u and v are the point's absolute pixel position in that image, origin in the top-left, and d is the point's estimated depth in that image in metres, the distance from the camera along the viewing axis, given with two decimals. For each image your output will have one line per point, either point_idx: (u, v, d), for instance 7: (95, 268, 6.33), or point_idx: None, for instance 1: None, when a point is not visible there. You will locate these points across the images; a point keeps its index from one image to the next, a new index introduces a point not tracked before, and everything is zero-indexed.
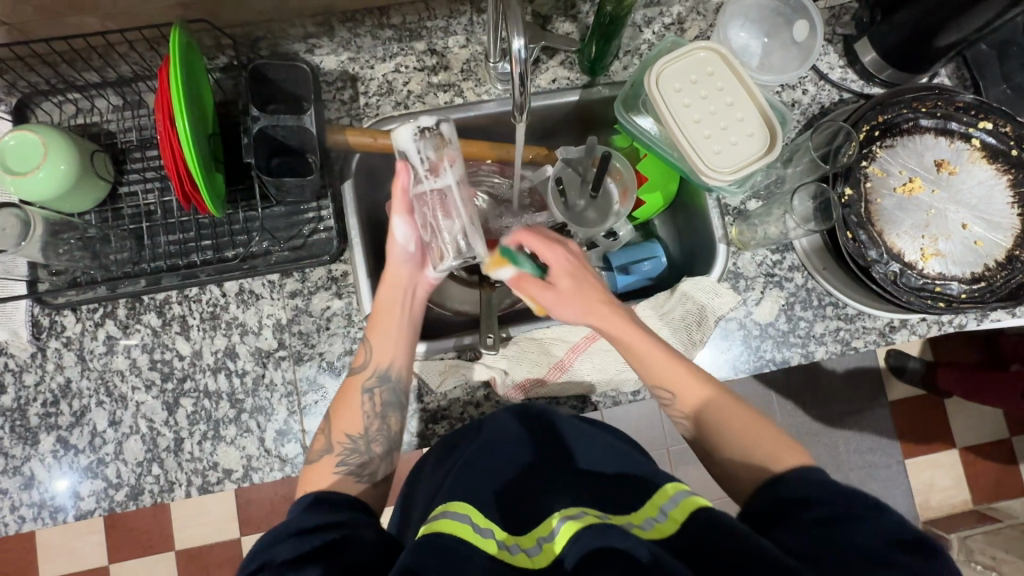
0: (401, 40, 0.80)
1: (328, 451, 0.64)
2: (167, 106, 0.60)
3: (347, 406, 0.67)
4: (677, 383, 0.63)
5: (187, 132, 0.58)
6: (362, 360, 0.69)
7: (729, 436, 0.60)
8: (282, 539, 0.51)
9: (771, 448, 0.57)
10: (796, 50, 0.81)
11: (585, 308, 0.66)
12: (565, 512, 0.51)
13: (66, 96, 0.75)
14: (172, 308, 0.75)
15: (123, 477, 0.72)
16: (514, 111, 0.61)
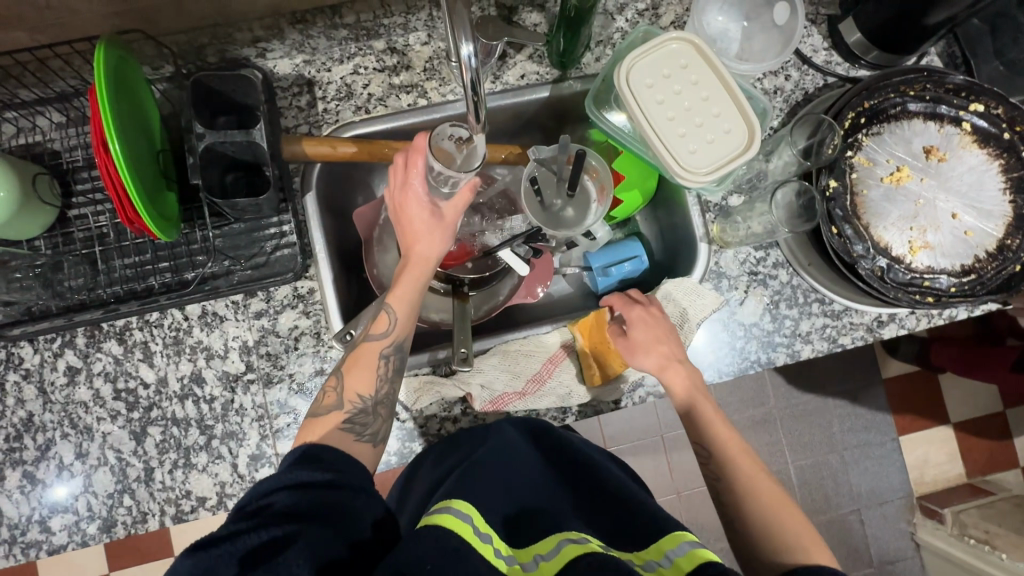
0: (359, 39, 0.75)
1: (336, 410, 0.60)
2: (101, 132, 0.57)
3: (361, 365, 0.62)
4: (703, 431, 0.66)
5: (122, 155, 0.56)
6: (384, 328, 0.63)
7: (751, 498, 0.61)
8: (279, 489, 0.47)
9: (798, 528, 0.58)
10: (777, 34, 0.77)
11: (662, 356, 0.69)
12: (568, 536, 0.52)
13: (3, 115, 0.71)
14: (134, 334, 0.72)
15: (94, 510, 0.71)
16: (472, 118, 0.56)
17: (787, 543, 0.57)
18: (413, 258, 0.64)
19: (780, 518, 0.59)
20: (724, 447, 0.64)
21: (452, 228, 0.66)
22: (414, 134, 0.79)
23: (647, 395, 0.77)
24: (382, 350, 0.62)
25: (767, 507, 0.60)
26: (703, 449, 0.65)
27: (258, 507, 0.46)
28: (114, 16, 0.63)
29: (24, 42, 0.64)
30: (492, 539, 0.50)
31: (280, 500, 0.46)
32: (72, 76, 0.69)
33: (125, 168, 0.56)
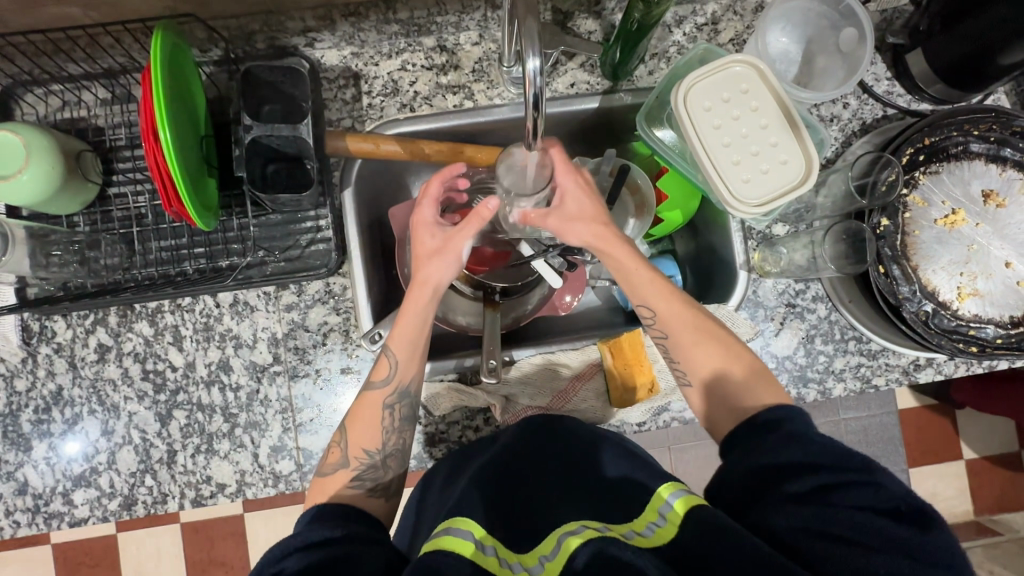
0: (409, 35, 0.74)
1: (342, 467, 0.59)
2: (151, 113, 0.57)
3: (365, 418, 0.61)
4: (677, 334, 0.61)
5: (169, 143, 0.55)
6: (384, 374, 0.61)
7: (693, 341, 0.60)
8: (288, 554, 0.47)
9: (751, 379, 0.57)
10: (841, 60, 0.74)
11: (594, 228, 0.64)
12: (567, 528, 0.51)
13: (50, 87, 0.70)
14: (165, 317, 0.73)
15: (116, 487, 0.72)
16: (528, 134, 0.55)
17: (739, 386, 0.57)
18: (414, 289, 0.62)
19: (729, 363, 0.59)
20: (669, 314, 0.62)
21: (457, 254, 0.63)
22: (457, 136, 0.78)
23: (672, 421, 0.75)
24: (384, 399, 0.61)
25: (712, 362, 0.59)
26: (647, 309, 0.63)
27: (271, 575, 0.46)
28: None
29: (78, 18, 0.63)
30: (496, 551, 0.50)
31: (290, 564, 0.46)
32: (121, 54, 0.69)
33: (173, 157, 0.55)
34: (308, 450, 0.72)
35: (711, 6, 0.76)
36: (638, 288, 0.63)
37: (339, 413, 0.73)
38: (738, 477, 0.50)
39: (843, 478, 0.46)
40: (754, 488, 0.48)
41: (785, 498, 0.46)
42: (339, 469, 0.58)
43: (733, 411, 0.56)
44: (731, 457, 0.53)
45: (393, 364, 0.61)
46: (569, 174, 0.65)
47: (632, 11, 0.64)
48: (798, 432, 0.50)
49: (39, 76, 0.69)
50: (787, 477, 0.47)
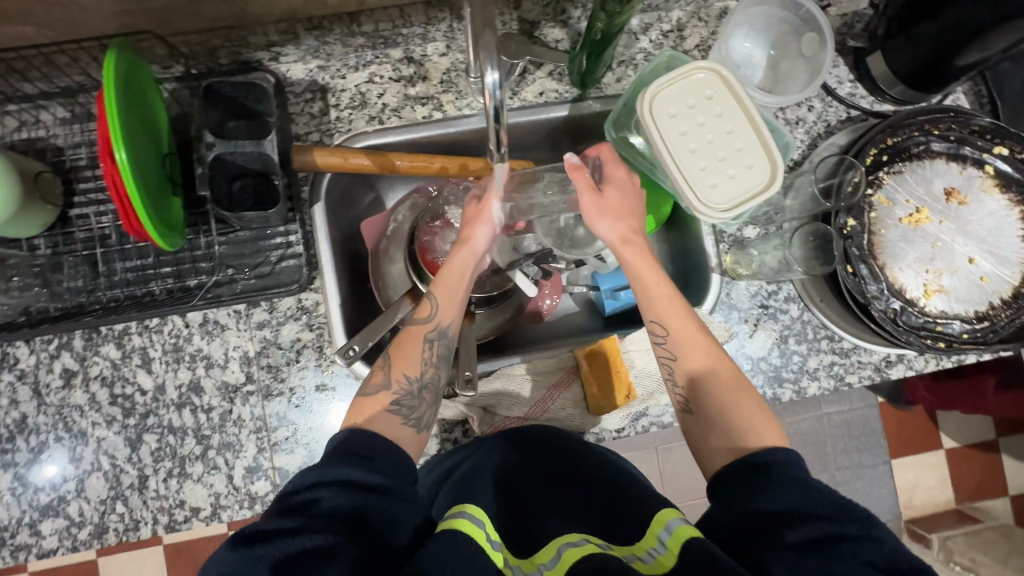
0: (375, 47, 0.73)
1: (385, 389, 0.58)
2: (107, 134, 0.55)
3: (405, 349, 0.62)
4: (688, 357, 0.61)
5: (124, 163, 0.53)
6: (428, 312, 0.64)
7: (699, 366, 0.61)
8: (326, 485, 0.48)
9: (754, 416, 0.57)
10: (804, 64, 0.75)
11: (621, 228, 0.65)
12: (568, 539, 0.52)
13: (5, 108, 0.69)
14: (132, 339, 0.71)
15: (85, 515, 0.70)
16: (490, 144, 0.54)
17: (742, 424, 0.57)
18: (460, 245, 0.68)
19: (730, 394, 0.59)
20: (678, 333, 0.62)
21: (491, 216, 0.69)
22: (427, 147, 0.78)
23: (650, 426, 0.75)
24: (426, 334, 0.63)
25: (715, 390, 0.59)
26: (659, 325, 0.63)
27: (307, 499, 0.47)
28: (126, 15, 0.61)
29: (32, 37, 0.62)
30: (501, 549, 0.51)
31: (326, 497, 0.47)
32: (79, 72, 0.67)
33: (130, 180, 0.54)
34: (285, 470, 0.71)
35: (676, 13, 0.77)
36: (653, 299, 0.63)
37: (315, 431, 0.71)
38: (739, 515, 0.49)
39: (848, 531, 0.46)
40: (752, 527, 0.48)
41: (787, 546, 0.45)
42: (379, 389, 0.58)
43: (728, 445, 0.56)
44: (726, 496, 0.52)
45: (435, 306, 0.64)
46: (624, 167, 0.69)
47: (595, 19, 0.64)
48: (795, 479, 0.50)
49: None
50: (789, 523, 0.47)
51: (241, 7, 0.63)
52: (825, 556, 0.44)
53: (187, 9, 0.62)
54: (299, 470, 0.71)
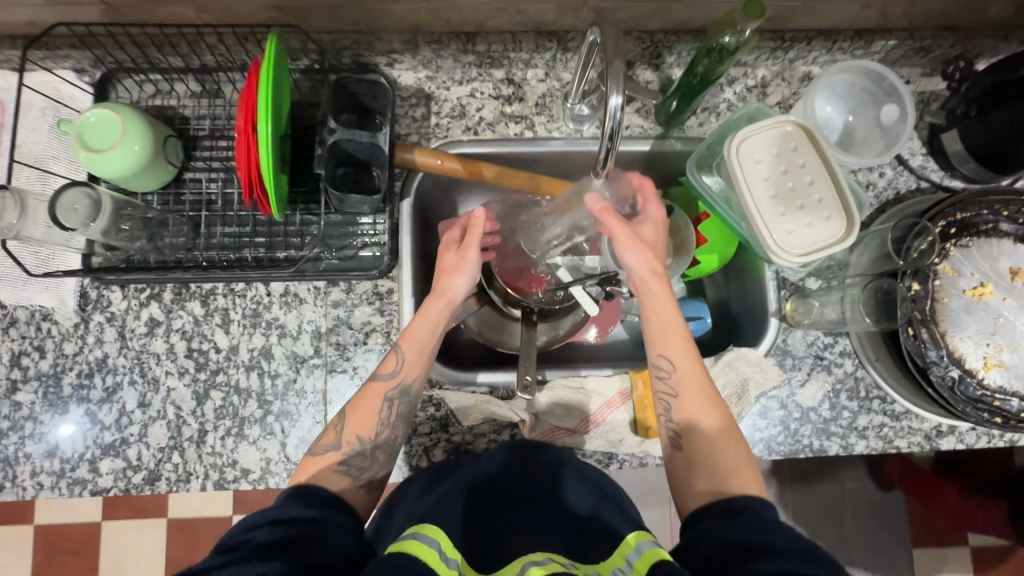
0: (481, 66, 0.80)
1: (334, 449, 0.62)
2: (251, 105, 0.61)
3: (365, 406, 0.64)
4: (685, 397, 0.63)
5: (264, 136, 0.59)
6: (391, 368, 0.66)
7: (699, 405, 0.63)
8: (259, 524, 0.50)
9: (740, 462, 0.59)
10: (881, 133, 0.79)
11: (649, 260, 0.67)
12: (533, 557, 0.54)
13: (147, 76, 0.76)
14: (217, 300, 0.76)
15: (143, 459, 0.72)
16: (596, 162, 0.59)
17: (727, 470, 0.58)
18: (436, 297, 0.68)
19: (721, 441, 0.61)
20: (682, 371, 0.64)
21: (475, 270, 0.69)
22: (513, 162, 0.83)
23: None
24: (386, 392, 0.65)
25: (714, 432, 0.61)
26: (668, 361, 0.64)
27: (239, 541, 0.48)
28: (276, 9, 0.69)
29: (190, 18, 0.70)
30: (457, 566, 0.52)
31: (261, 533, 0.48)
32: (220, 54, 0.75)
33: (268, 147, 0.60)
34: None
35: (762, 71, 0.82)
36: (671, 340, 0.65)
37: None
38: (712, 548, 0.50)
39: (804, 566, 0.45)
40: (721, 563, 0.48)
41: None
42: (330, 452, 0.61)
43: (710, 489, 0.57)
44: (701, 528, 0.53)
45: (399, 363, 0.66)
46: (658, 208, 0.71)
47: (697, 64, 0.70)
48: (763, 520, 0.51)
49: (141, 65, 0.76)
50: (758, 556, 0.46)
51: (376, 15, 0.71)
52: None
53: (330, 12, 0.70)
54: None
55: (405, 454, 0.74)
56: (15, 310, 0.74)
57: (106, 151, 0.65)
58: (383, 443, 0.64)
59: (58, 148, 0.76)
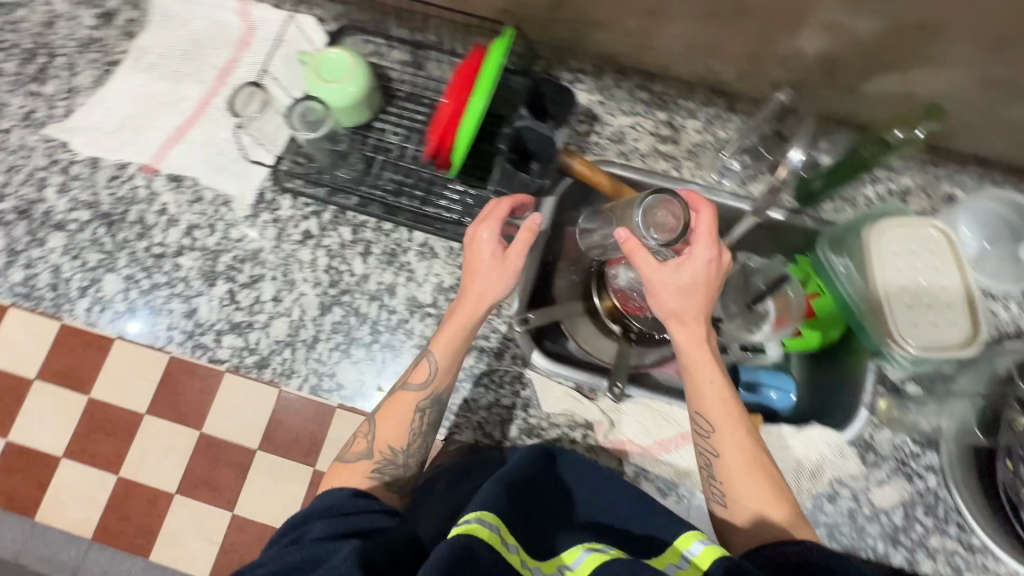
0: (650, 105, 0.88)
1: (366, 457, 0.67)
2: (467, 86, 0.72)
3: (393, 415, 0.69)
4: (721, 454, 0.64)
5: (478, 116, 0.68)
6: (422, 378, 0.69)
7: (739, 461, 0.64)
8: (313, 521, 0.58)
9: (789, 517, 0.61)
10: (1013, 266, 0.82)
11: (700, 312, 0.64)
12: (591, 546, 0.56)
13: (374, 38, 0.90)
14: (365, 232, 0.84)
15: (259, 346, 0.80)
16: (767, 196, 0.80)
17: (774, 526, 0.61)
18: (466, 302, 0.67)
19: (768, 498, 0.62)
20: (727, 433, 0.64)
21: (515, 269, 0.67)
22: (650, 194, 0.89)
23: None
24: (417, 403, 0.69)
25: (758, 488, 0.63)
26: (705, 423, 0.65)
27: (298, 534, 0.57)
28: (503, 11, 0.81)
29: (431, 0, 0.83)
30: (518, 550, 0.52)
31: (315, 529, 0.56)
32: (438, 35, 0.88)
33: (472, 123, 0.70)
34: None
35: (906, 180, 0.86)
36: (716, 399, 0.65)
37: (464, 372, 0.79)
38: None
39: None
40: None
41: None
42: (363, 462, 0.66)
43: (755, 536, 0.62)
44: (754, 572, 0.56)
45: (431, 377, 0.69)
46: (709, 250, 0.64)
47: (857, 149, 0.79)
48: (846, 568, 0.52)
49: (372, 28, 0.90)
50: None
51: (580, 38, 0.82)
52: None
53: (545, 25, 0.81)
54: None
55: (481, 419, 0.78)
56: (203, 189, 0.86)
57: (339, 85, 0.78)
58: (417, 452, 0.69)
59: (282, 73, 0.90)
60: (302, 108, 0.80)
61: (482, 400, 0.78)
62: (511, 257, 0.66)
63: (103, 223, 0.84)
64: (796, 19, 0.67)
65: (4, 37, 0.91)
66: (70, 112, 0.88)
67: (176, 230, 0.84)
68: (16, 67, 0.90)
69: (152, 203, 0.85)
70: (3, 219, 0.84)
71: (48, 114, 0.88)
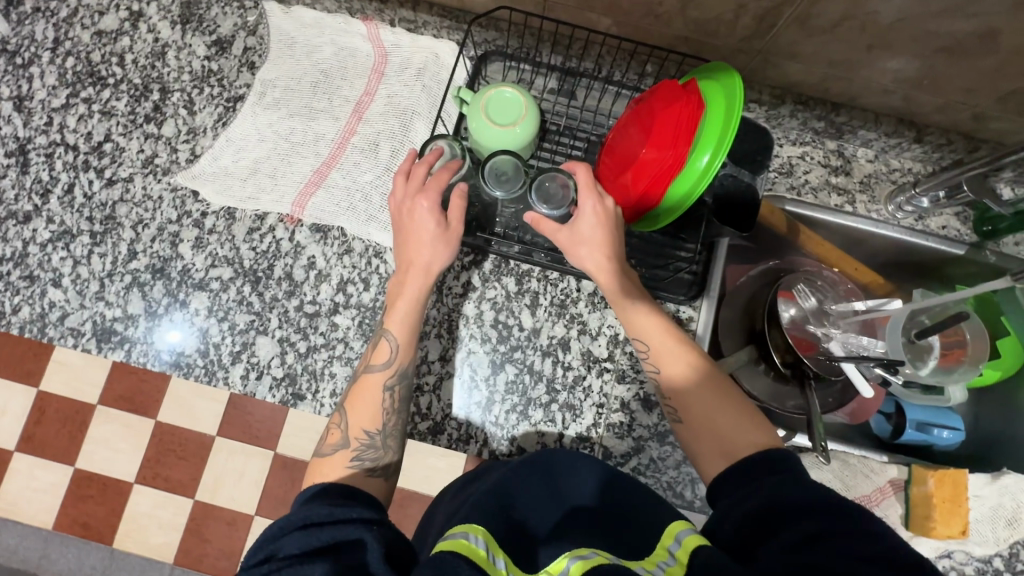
0: (821, 134, 0.82)
1: (342, 448, 0.61)
2: (688, 131, 0.63)
3: (362, 399, 0.64)
4: (666, 367, 0.64)
5: (714, 171, 0.63)
6: (382, 358, 0.65)
7: (676, 364, 0.63)
8: (288, 533, 0.46)
9: (722, 411, 0.59)
10: None
11: (592, 212, 0.66)
12: (578, 553, 0.46)
13: (517, 65, 0.80)
14: (531, 282, 0.79)
15: (431, 410, 0.75)
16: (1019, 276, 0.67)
17: (710, 423, 0.59)
18: (406, 270, 0.68)
19: (688, 386, 0.62)
20: (661, 349, 0.64)
21: (454, 238, 0.69)
22: (818, 229, 0.85)
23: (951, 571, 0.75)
24: (383, 381, 0.64)
25: (689, 382, 0.62)
26: (642, 343, 0.65)
27: (266, 556, 0.44)
28: (682, 39, 0.74)
29: (599, 27, 0.75)
30: (507, 567, 0.44)
31: (288, 546, 0.44)
32: (597, 64, 0.80)
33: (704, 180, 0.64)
34: (609, 450, 0.75)
35: None
36: (640, 325, 0.65)
37: (648, 429, 0.76)
38: (739, 518, 0.48)
39: (832, 526, 0.42)
40: (752, 531, 0.46)
41: (786, 538, 0.43)
42: (340, 450, 0.60)
43: (722, 449, 0.57)
44: (725, 500, 0.52)
45: (393, 352, 0.65)
46: (594, 199, 0.66)
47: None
48: (789, 476, 0.49)
49: (518, 54, 0.80)
50: (790, 519, 0.44)
51: (764, 67, 0.75)
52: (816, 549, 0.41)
53: (729, 55, 0.75)
54: (622, 456, 0.75)
55: (670, 480, 0.74)
56: (352, 240, 0.79)
57: (514, 134, 0.71)
58: (393, 432, 0.63)
59: (423, 107, 0.82)
60: (493, 167, 0.70)
61: (671, 460, 0.75)
62: (452, 225, 0.69)
63: (249, 281, 0.78)
64: None
65: (110, 71, 0.83)
66: (195, 156, 0.81)
67: (327, 287, 0.78)
68: (128, 106, 0.82)
69: (298, 257, 0.79)
70: (138, 280, 0.78)
71: (171, 159, 0.81)
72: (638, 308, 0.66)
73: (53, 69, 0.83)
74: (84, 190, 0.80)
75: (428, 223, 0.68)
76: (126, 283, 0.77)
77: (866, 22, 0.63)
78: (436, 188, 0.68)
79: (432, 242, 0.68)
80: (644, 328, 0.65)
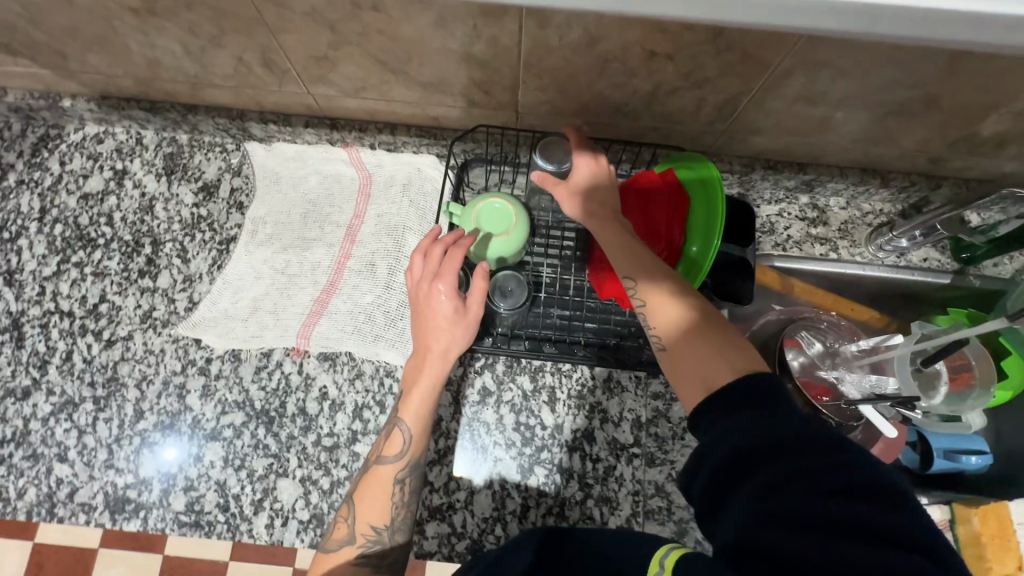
0: (793, 190, 0.88)
1: (348, 543, 0.58)
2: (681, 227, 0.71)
3: (373, 490, 0.61)
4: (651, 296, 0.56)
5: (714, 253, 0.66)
6: (395, 450, 0.62)
7: (664, 296, 0.56)
8: None
9: (713, 339, 0.51)
10: None
11: (585, 164, 0.69)
12: None
13: (499, 168, 0.84)
14: (545, 377, 0.80)
15: (467, 528, 0.73)
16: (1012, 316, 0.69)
17: (694, 350, 0.50)
18: (421, 357, 0.65)
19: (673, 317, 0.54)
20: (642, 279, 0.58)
21: (469, 322, 0.66)
22: (809, 278, 0.89)
23: None
24: (393, 475, 0.61)
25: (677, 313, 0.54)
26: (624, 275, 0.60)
27: None
28: (651, 130, 0.78)
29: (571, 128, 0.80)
30: None
31: None
32: None
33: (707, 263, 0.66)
34: None
35: None
36: (622, 261, 0.61)
37: (688, 511, 0.74)
38: (719, 451, 0.42)
39: (818, 462, 0.37)
40: (734, 472, 0.40)
41: (763, 483, 0.38)
42: (342, 548, 0.57)
43: (702, 377, 0.48)
44: (707, 437, 0.45)
45: (406, 432, 0.63)
46: (588, 155, 0.70)
47: None
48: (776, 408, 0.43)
49: (500, 161, 0.84)
50: (772, 459, 0.39)
51: (730, 143, 0.80)
52: (797, 495, 0.36)
53: (696, 137, 0.79)
54: None
55: None
56: (362, 364, 0.79)
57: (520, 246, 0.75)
58: (401, 528, 0.60)
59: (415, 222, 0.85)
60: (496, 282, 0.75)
61: None
62: (470, 310, 0.66)
63: (262, 423, 0.76)
64: (985, 108, 0.66)
65: (100, 232, 0.84)
66: (193, 304, 0.81)
67: (343, 416, 0.77)
68: (121, 264, 0.82)
69: (310, 389, 0.78)
70: (147, 440, 0.76)
71: (169, 311, 0.81)
72: (625, 244, 0.62)
73: (41, 238, 0.83)
74: (82, 355, 0.78)
75: (446, 306, 0.65)
76: (135, 446, 0.75)
77: (819, 99, 0.68)
78: (453, 270, 0.66)
79: (448, 322, 0.65)
80: (626, 257, 0.61)
